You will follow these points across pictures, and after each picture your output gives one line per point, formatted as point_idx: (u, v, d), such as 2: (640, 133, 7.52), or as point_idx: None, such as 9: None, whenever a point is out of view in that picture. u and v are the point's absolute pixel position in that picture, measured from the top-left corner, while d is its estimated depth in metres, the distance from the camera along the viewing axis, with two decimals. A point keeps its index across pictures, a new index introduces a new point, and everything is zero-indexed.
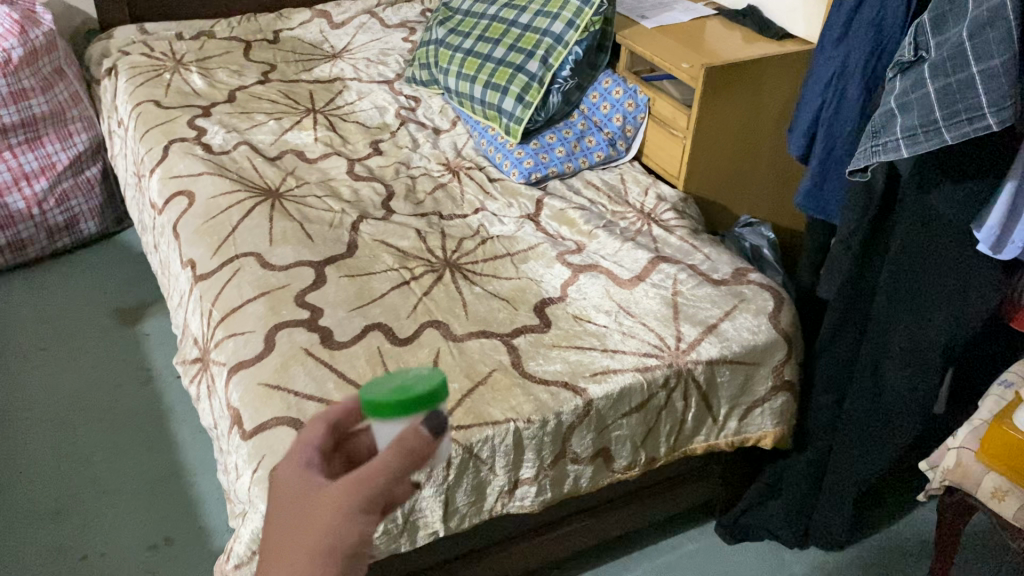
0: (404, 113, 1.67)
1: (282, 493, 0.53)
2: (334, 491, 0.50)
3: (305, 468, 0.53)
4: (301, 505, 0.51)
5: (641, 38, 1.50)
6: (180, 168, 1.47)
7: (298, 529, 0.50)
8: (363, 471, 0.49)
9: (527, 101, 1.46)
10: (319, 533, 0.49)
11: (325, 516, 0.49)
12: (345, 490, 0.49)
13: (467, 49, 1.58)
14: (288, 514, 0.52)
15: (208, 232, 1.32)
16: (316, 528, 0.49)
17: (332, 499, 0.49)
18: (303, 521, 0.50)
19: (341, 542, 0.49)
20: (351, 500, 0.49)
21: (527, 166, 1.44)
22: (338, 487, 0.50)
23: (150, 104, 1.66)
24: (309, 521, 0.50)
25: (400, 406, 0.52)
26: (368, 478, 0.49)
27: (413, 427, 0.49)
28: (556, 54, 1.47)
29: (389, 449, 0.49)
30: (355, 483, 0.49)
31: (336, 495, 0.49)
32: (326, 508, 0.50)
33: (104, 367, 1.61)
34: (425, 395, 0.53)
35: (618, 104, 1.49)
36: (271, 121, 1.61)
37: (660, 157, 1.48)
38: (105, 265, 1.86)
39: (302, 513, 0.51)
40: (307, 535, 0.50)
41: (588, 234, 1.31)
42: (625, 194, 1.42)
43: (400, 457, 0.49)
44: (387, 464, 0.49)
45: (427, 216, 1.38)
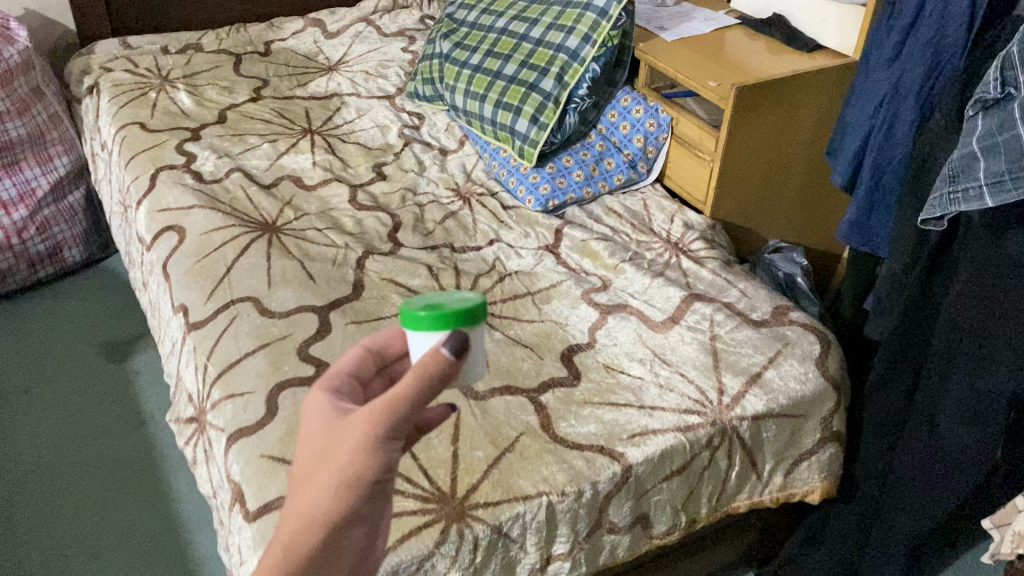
0: (407, 132, 1.56)
1: (313, 425, 0.58)
2: (361, 417, 0.55)
3: (332, 403, 0.58)
4: (332, 436, 0.56)
5: (662, 52, 1.40)
6: (169, 200, 1.37)
7: (325, 456, 0.56)
8: (388, 395, 0.54)
9: (542, 122, 1.36)
10: (346, 459, 0.54)
11: (351, 440, 0.54)
12: (371, 415, 0.54)
13: (474, 64, 1.48)
14: (316, 443, 0.57)
15: (202, 274, 1.22)
16: (343, 452, 0.55)
17: (360, 426, 0.54)
18: (332, 447, 0.56)
19: (364, 469, 0.54)
20: (375, 424, 0.54)
21: (544, 193, 1.34)
22: (364, 416, 0.55)
23: (135, 127, 1.55)
24: (337, 447, 0.55)
25: (436, 322, 0.60)
26: (393, 401, 0.54)
27: (434, 349, 0.54)
28: (572, 72, 1.37)
29: (412, 374, 0.54)
30: (381, 407, 0.54)
31: (363, 424, 0.54)
32: (352, 438, 0.55)
33: (92, 410, 1.51)
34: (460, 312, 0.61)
35: (639, 123, 1.39)
36: (265, 144, 1.51)
37: (685, 179, 1.38)
38: (90, 295, 1.75)
39: (330, 441, 0.56)
40: (334, 459, 0.55)
41: (614, 269, 1.22)
42: (649, 221, 1.32)
43: (423, 379, 0.54)
44: (410, 387, 0.54)
45: (438, 249, 1.28)
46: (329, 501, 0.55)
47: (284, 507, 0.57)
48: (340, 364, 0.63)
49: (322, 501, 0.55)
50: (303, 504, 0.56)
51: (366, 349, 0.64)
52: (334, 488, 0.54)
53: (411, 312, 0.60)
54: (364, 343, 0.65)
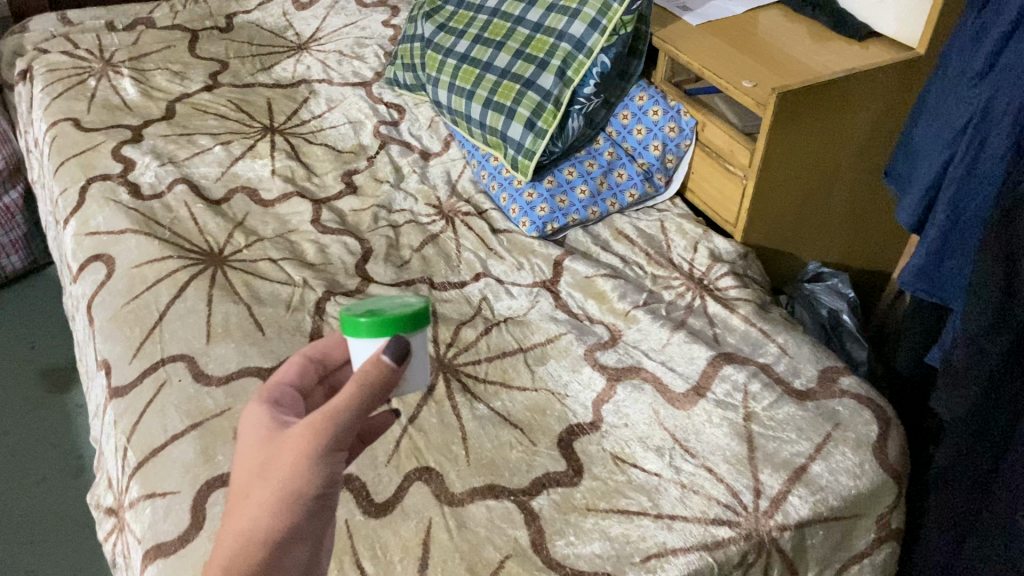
0: (383, 130, 1.34)
1: (253, 439, 0.59)
2: (302, 429, 0.56)
3: (272, 417, 0.60)
4: (272, 449, 0.58)
5: (685, 40, 1.16)
6: (97, 222, 1.15)
7: (267, 468, 0.57)
8: (327, 406, 0.56)
9: (540, 128, 1.13)
10: (289, 471, 0.56)
11: (292, 453, 0.56)
12: (311, 427, 0.56)
13: (459, 53, 1.24)
14: (257, 457, 0.58)
15: (129, 322, 1.01)
16: (284, 465, 0.56)
17: (301, 440, 0.56)
18: (274, 460, 0.57)
19: (306, 481, 0.56)
20: (317, 437, 0.55)
21: (542, 215, 1.13)
22: (304, 428, 0.56)
23: (68, 124, 1.33)
24: (276, 460, 0.56)
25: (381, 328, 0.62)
26: (334, 415, 0.55)
27: (374, 357, 0.56)
28: (577, 66, 1.14)
29: (352, 383, 0.56)
30: (322, 419, 0.56)
31: (304, 436, 0.56)
32: (294, 450, 0.56)
33: (29, 455, 1.31)
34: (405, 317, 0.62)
35: (656, 127, 1.16)
36: (217, 147, 1.29)
37: (710, 195, 1.17)
38: (32, 311, 1.56)
39: (271, 454, 0.57)
40: (276, 473, 0.56)
41: (625, 316, 1.01)
42: (668, 250, 1.11)
43: (365, 388, 0.56)
44: (350, 399, 0.55)
45: (413, 285, 1.07)
46: (273, 514, 0.56)
47: (225, 522, 0.58)
48: (281, 376, 0.65)
49: (262, 515, 0.56)
50: (244, 519, 0.56)
51: (308, 359, 0.68)
52: (274, 503, 0.56)
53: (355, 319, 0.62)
54: (306, 354, 0.68)
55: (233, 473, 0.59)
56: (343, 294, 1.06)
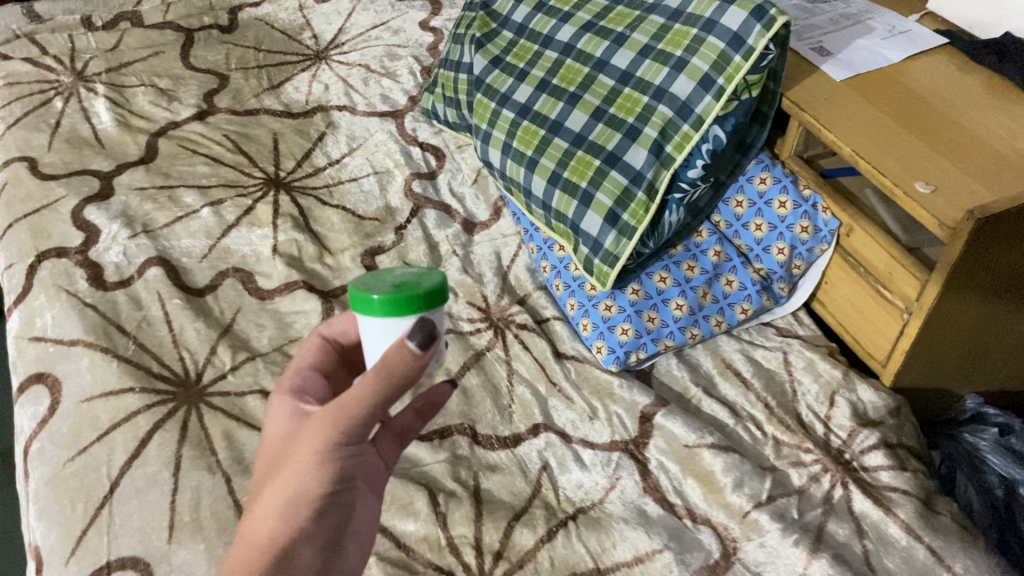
0: (416, 187, 1.05)
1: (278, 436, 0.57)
2: (315, 418, 0.54)
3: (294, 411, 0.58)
4: (286, 446, 0.55)
5: (827, 105, 0.86)
6: (45, 323, 0.89)
7: (280, 465, 0.55)
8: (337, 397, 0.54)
9: (625, 222, 0.84)
10: (303, 466, 0.53)
11: (303, 451, 0.54)
12: (319, 424, 0.54)
13: (518, 102, 0.94)
14: (274, 455, 0.56)
15: (70, 493, 0.75)
16: (292, 461, 0.54)
17: (314, 434, 0.54)
18: (284, 458, 0.54)
19: (311, 482, 0.53)
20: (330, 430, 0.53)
21: (624, 339, 0.84)
22: (318, 420, 0.54)
23: (21, 166, 1.05)
24: (289, 457, 0.54)
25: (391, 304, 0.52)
26: (344, 409, 0.53)
27: (398, 345, 0.51)
28: (680, 140, 0.83)
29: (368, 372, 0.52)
30: (336, 412, 0.53)
31: (317, 427, 0.54)
32: (304, 446, 0.54)
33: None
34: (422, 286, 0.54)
35: (782, 223, 0.86)
36: (205, 208, 1.01)
37: (852, 318, 0.87)
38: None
39: (286, 448, 0.55)
40: (285, 469, 0.54)
41: (741, 518, 0.73)
42: (794, 399, 0.83)
43: (384, 375, 0.52)
44: (361, 389, 0.52)
45: (452, 441, 0.80)
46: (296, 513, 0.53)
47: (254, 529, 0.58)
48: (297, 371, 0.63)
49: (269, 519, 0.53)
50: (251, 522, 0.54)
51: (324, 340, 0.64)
52: (279, 502, 0.53)
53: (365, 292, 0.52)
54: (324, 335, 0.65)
55: (258, 467, 0.57)
56: None
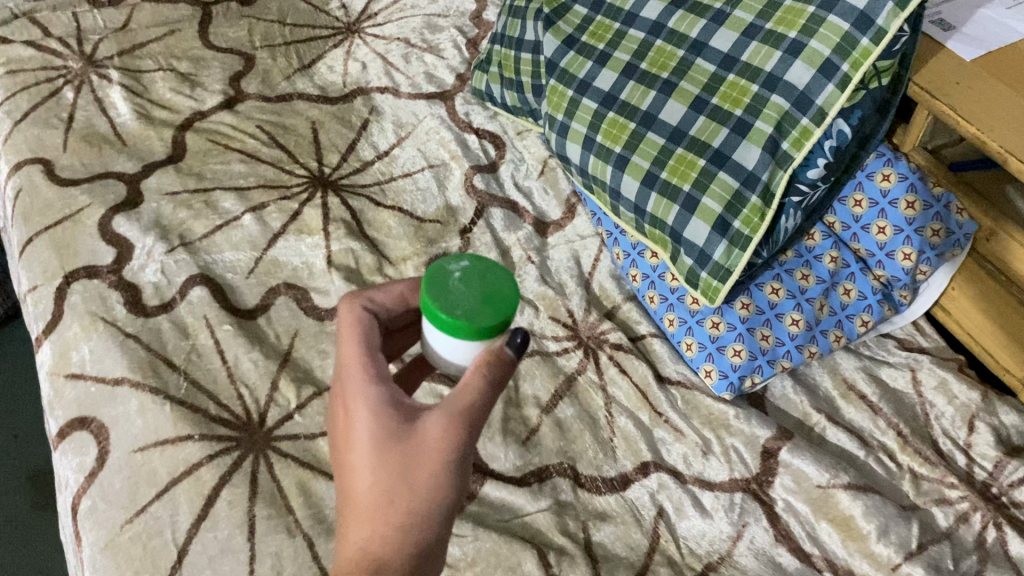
0: (478, 183, 0.96)
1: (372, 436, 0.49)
2: (440, 420, 0.49)
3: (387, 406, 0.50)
4: (405, 452, 0.49)
5: (963, 91, 0.75)
6: (82, 357, 0.78)
7: (404, 473, 0.49)
8: (458, 396, 0.50)
9: (736, 231, 0.74)
10: (436, 473, 0.49)
11: (439, 458, 0.49)
12: (448, 427, 0.49)
13: (601, 90, 0.83)
14: (389, 462, 0.49)
15: (133, 563, 0.66)
16: (427, 469, 0.49)
17: (444, 437, 0.49)
18: (413, 466, 0.49)
19: (446, 487, 0.50)
20: (462, 430, 0.49)
21: (737, 363, 0.76)
22: (446, 420, 0.49)
23: (36, 170, 0.94)
24: (416, 466, 0.49)
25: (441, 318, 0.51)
26: (470, 411, 0.50)
27: (503, 350, 0.51)
28: (799, 137, 0.73)
29: (480, 375, 0.50)
30: (464, 415, 0.50)
31: (444, 430, 0.49)
32: (434, 449, 0.49)
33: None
34: (499, 321, 0.51)
35: (909, 226, 0.77)
36: (247, 214, 0.91)
37: (983, 327, 0.81)
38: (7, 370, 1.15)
39: (406, 453, 0.49)
40: (418, 477, 0.49)
41: (890, 570, 0.66)
42: (927, 424, 0.75)
43: (498, 377, 0.51)
44: (482, 387, 0.50)
45: (553, 482, 0.71)
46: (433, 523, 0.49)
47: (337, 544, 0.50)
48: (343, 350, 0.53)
49: (411, 525, 0.49)
50: (382, 531, 0.48)
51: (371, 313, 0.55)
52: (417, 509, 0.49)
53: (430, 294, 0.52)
54: (368, 305, 0.55)
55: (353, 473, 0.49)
56: None
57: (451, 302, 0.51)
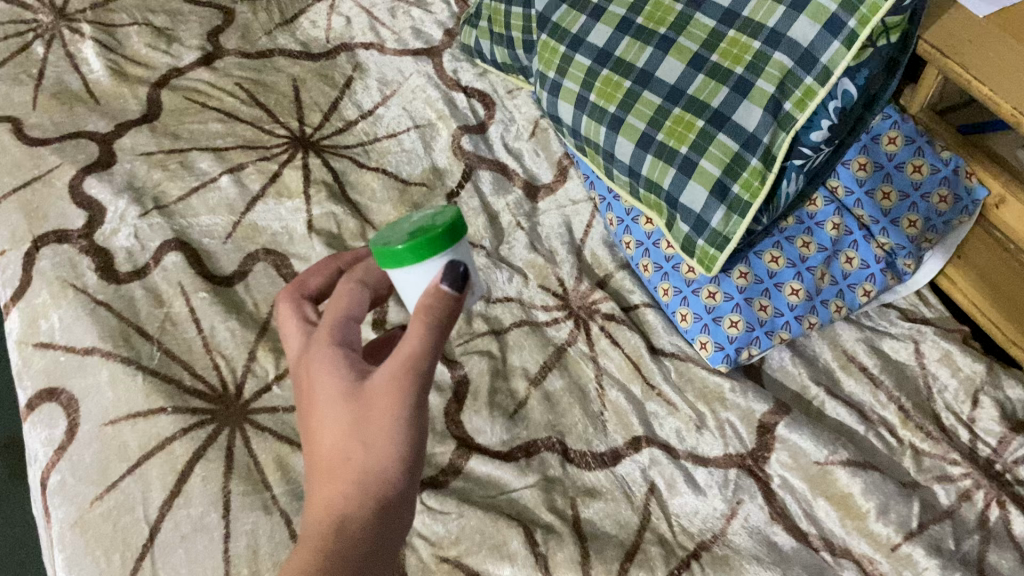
0: (466, 144, 0.92)
1: (330, 397, 0.48)
2: (385, 375, 0.47)
3: (348, 363, 0.49)
4: (357, 410, 0.48)
5: (976, 49, 0.71)
6: (51, 326, 0.75)
7: (358, 429, 0.47)
8: (400, 344, 0.47)
9: (735, 196, 0.71)
10: (386, 430, 0.47)
11: (387, 412, 0.47)
12: (393, 379, 0.47)
13: (595, 46, 0.79)
14: (343, 420, 0.48)
15: (103, 541, 0.64)
16: (377, 425, 0.47)
17: (390, 392, 0.47)
18: (364, 423, 0.47)
19: (402, 443, 0.47)
20: (409, 384, 0.47)
21: (734, 334, 0.73)
22: (389, 375, 0.47)
23: (4, 128, 0.90)
24: (367, 423, 0.47)
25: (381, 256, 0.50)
26: (415, 360, 0.47)
27: (434, 288, 0.47)
28: (802, 98, 0.69)
29: (418, 323, 0.47)
30: (406, 368, 0.47)
31: (391, 385, 0.47)
32: (381, 405, 0.47)
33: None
34: (427, 237, 0.49)
35: (916, 192, 0.75)
36: (225, 175, 0.87)
37: (988, 297, 0.78)
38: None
39: (358, 411, 0.48)
40: (370, 434, 0.47)
41: (890, 551, 0.63)
42: (929, 398, 0.72)
43: (438, 324, 0.47)
44: (425, 333, 0.47)
45: (542, 457, 0.69)
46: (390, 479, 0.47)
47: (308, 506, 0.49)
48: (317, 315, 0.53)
49: (368, 482, 0.47)
50: (339, 488, 0.47)
51: (361, 284, 0.54)
52: (371, 466, 0.47)
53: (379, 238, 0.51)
54: (359, 279, 0.54)
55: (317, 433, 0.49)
56: (431, 485, 0.66)
57: (388, 238, 0.50)
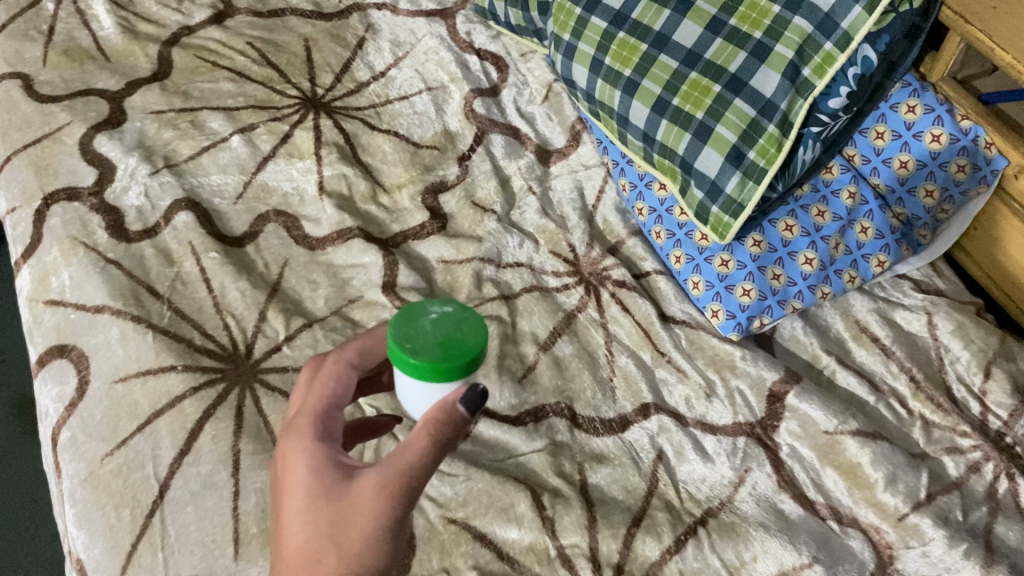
0: (478, 107, 0.91)
1: (308, 494, 0.47)
2: (374, 482, 0.46)
3: (331, 461, 0.48)
4: (336, 511, 0.46)
5: (1000, 15, 0.70)
6: (62, 284, 0.75)
7: (334, 533, 0.46)
8: (399, 456, 0.46)
9: (750, 164, 0.70)
10: (365, 537, 0.46)
11: (369, 521, 0.46)
12: (383, 488, 0.46)
13: (611, 8, 0.78)
14: (320, 519, 0.46)
15: (113, 497, 0.64)
16: (357, 533, 0.46)
17: (377, 500, 0.46)
18: (342, 527, 0.46)
19: (379, 554, 0.46)
20: (399, 496, 0.46)
21: (746, 304, 0.73)
22: (380, 482, 0.46)
23: (14, 85, 0.89)
24: (347, 527, 0.46)
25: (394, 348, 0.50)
26: (409, 472, 0.46)
27: (449, 407, 0.47)
28: (821, 63, 0.68)
29: (422, 435, 0.47)
30: (400, 480, 0.46)
31: (379, 493, 0.46)
32: (365, 511, 0.46)
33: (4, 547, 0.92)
34: (451, 363, 0.49)
35: (934, 161, 0.73)
36: (235, 135, 0.86)
37: (1004, 268, 0.77)
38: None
39: (338, 513, 0.46)
40: (347, 540, 0.46)
41: (897, 521, 0.63)
42: (941, 369, 0.72)
43: (442, 441, 0.47)
44: (427, 448, 0.46)
45: (550, 422, 0.69)
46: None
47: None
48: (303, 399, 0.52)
49: None
50: None
51: (351, 367, 0.53)
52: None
53: (401, 321, 0.50)
54: (349, 361, 0.53)
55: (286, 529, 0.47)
56: None
57: (410, 334, 0.50)
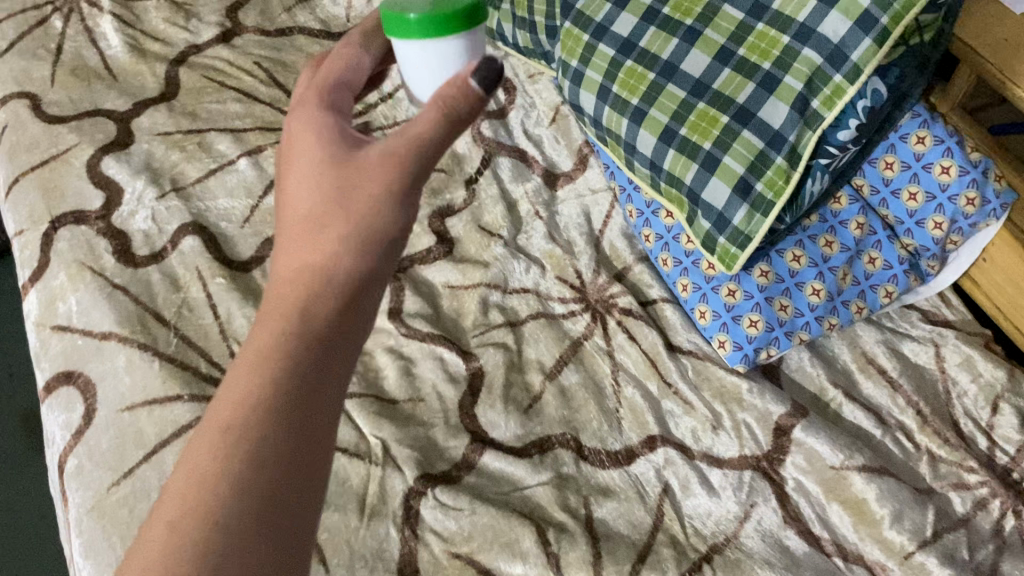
0: (485, 130, 0.91)
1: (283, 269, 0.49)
2: (326, 219, 0.48)
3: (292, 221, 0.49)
4: (297, 270, 0.48)
5: None
6: (69, 309, 0.75)
7: (291, 293, 0.48)
8: (365, 168, 0.47)
9: (758, 195, 0.70)
10: (309, 285, 0.48)
11: (319, 254, 0.48)
12: (326, 203, 0.48)
13: (619, 36, 0.77)
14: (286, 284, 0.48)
15: (120, 527, 0.64)
16: (307, 286, 0.48)
17: (331, 237, 0.47)
18: (300, 282, 0.48)
19: (323, 316, 0.47)
20: (354, 228, 0.47)
21: (753, 335, 0.73)
22: (337, 217, 0.47)
23: (22, 105, 0.89)
24: (299, 280, 0.48)
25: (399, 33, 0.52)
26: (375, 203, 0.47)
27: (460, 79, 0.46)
28: (830, 96, 0.68)
29: (429, 110, 0.46)
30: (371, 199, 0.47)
31: (335, 233, 0.47)
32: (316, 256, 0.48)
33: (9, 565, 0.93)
34: (463, 13, 0.51)
35: (942, 193, 0.72)
36: (243, 158, 0.86)
37: (1011, 299, 0.75)
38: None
39: (297, 271, 0.48)
40: (299, 291, 0.48)
41: (903, 559, 0.63)
42: (948, 402, 0.72)
43: (422, 144, 0.47)
44: (382, 157, 0.47)
45: (556, 454, 0.69)
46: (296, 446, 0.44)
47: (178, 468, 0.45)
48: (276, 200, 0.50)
49: (273, 357, 0.46)
50: (240, 385, 0.45)
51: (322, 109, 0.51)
52: (288, 327, 0.47)
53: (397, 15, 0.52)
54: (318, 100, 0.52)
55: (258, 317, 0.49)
56: (445, 480, 0.67)
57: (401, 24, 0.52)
